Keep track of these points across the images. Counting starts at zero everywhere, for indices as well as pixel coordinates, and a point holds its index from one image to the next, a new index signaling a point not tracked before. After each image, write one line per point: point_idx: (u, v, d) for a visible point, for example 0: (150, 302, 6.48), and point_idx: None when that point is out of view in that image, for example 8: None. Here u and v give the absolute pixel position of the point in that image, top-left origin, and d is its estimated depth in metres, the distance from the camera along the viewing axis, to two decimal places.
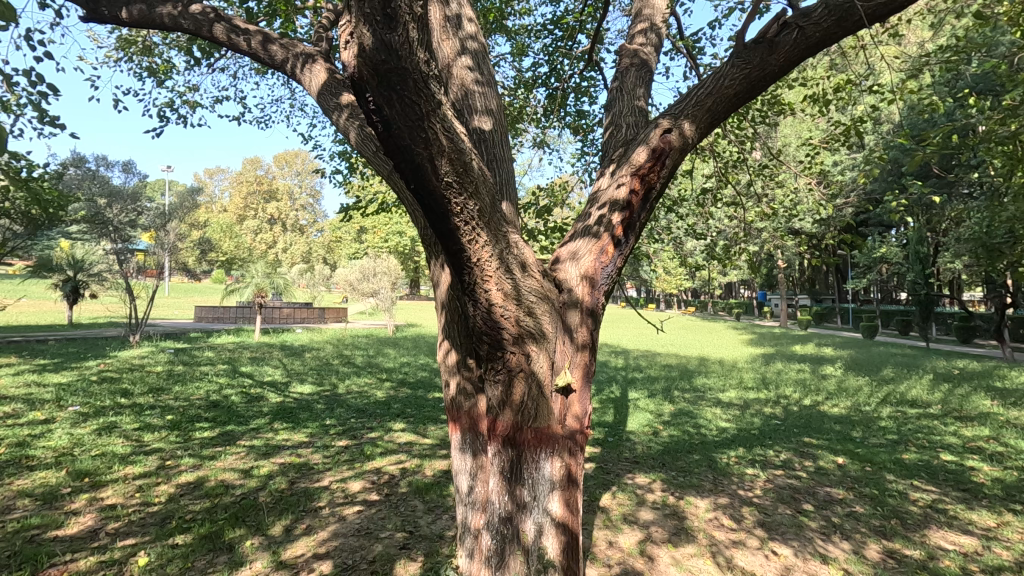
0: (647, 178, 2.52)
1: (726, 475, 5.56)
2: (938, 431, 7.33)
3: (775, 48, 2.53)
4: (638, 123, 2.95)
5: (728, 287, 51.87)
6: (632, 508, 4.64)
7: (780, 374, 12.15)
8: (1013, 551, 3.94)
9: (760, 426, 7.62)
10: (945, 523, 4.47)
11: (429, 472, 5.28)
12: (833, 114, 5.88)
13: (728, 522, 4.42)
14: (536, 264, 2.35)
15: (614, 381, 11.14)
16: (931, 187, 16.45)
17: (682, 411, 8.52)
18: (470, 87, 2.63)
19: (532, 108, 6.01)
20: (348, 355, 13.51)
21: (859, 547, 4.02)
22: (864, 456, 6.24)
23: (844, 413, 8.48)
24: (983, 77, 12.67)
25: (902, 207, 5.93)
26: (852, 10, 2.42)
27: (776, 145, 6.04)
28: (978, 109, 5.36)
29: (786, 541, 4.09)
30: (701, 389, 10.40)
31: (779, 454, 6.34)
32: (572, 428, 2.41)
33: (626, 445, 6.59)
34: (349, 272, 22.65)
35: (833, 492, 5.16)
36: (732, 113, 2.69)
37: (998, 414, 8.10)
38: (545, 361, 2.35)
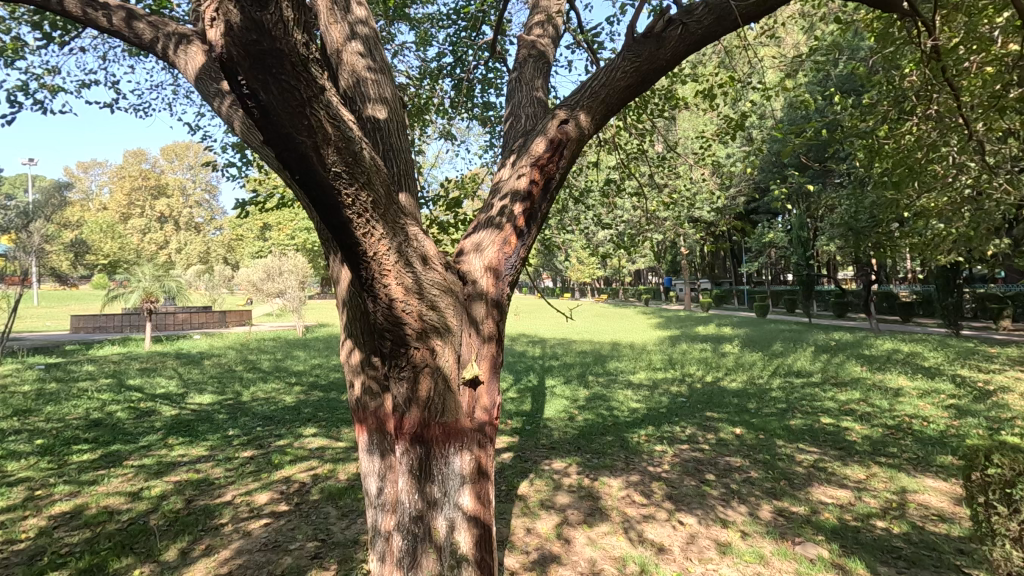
0: (546, 169, 2.54)
1: (637, 453, 5.84)
2: (819, 397, 8.14)
3: (662, 42, 2.63)
4: (537, 113, 2.97)
5: (637, 275, 54.20)
6: (550, 493, 4.75)
7: (684, 353, 12.95)
8: (879, 499, 4.46)
9: (668, 404, 8.08)
10: (825, 479, 4.96)
11: (343, 476, 5.09)
12: (722, 109, 6.28)
13: (639, 498, 4.64)
14: (437, 256, 2.31)
15: (531, 370, 11.37)
16: (808, 177, 18.17)
17: (596, 395, 8.81)
18: (362, 74, 2.52)
19: (439, 98, 5.89)
20: (254, 360, 12.74)
21: (753, 509, 4.37)
22: (758, 425, 6.77)
23: (740, 387, 9.18)
24: (848, 78, 14.16)
25: (784, 195, 6.46)
26: (727, 11, 2.59)
27: (673, 138, 6.38)
28: (844, 105, 5.93)
29: (692, 511, 4.36)
30: (614, 372, 10.87)
31: (685, 429, 6.76)
32: (481, 420, 2.41)
33: (543, 432, 6.73)
34: (253, 273, 21.29)
35: (731, 461, 5.57)
36: (624, 105, 2.77)
37: (867, 379, 9.15)
38: (450, 355, 2.31)
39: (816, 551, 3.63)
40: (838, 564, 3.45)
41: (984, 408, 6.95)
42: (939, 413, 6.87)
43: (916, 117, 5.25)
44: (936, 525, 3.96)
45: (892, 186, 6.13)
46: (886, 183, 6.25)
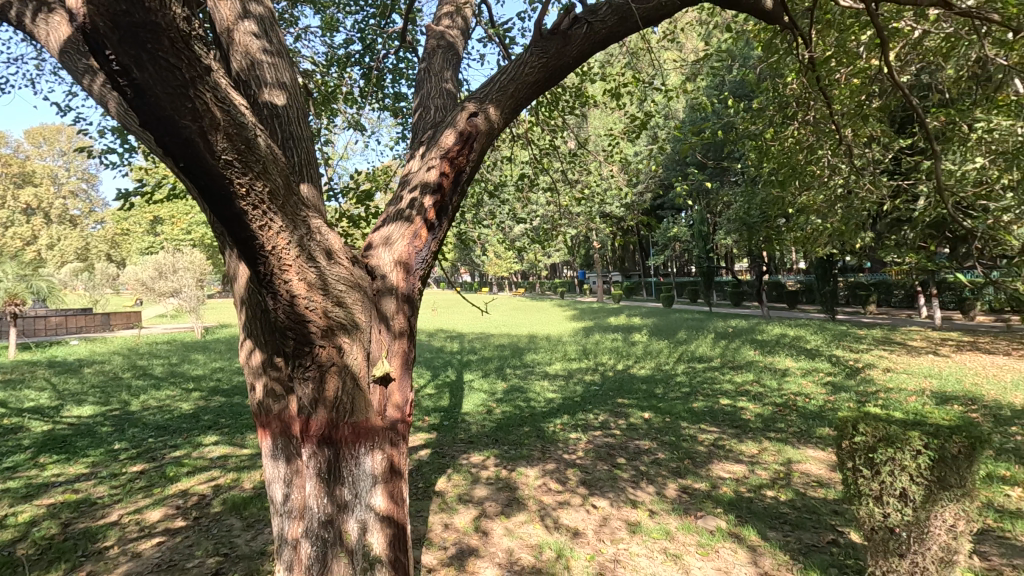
0: (456, 161, 2.52)
1: (553, 442, 5.99)
2: (718, 380, 8.77)
3: (569, 40, 2.69)
4: (447, 105, 2.93)
5: (553, 268, 55.44)
6: (468, 487, 4.76)
7: (597, 344, 13.44)
8: (769, 471, 4.88)
9: (582, 393, 8.36)
10: (723, 456, 5.36)
11: (248, 485, 4.80)
12: (629, 109, 6.55)
13: (554, 485, 4.77)
14: (343, 251, 2.23)
15: (449, 365, 11.31)
16: (707, 175, 19.44)
17: (514, 387, 8.93)
18: (257, 56, 2.36)
19: (347, 87, 5.66)
20: (144, 366, 11.67)
21: (660, 488, 4.63)
22: (665, 409, 7.17)
23: (649, 373, 9.69)
24: (740, 84, 15.28)
25: (685, 192, 6.86)
26: (627, 13, 2.69)
27: (584, 135, 6.57)
28: (737, 109, 6.38)
29: (604, 494, 4.54)
30: (531, 364, 11.07)
31: (598, 416, 7.02)
32: (393, 417, 2.36)
33: (461, 427, 6.72)
34: (141, 271, 19.49)
35: (640, 444, 5.86)
36: (532, 101, 2.80)
37: (759, 361, 9.98)
38: (359, 353, 2.24)
39: (715, 523, 3.91)
40: (734, 533, 3.73)
41: (854, 384, 7.81)
42: (818, 390, 7.64)
43: (797, 122, 5.77)
44: (816, 490, 4.40)
45: (778, 185, 6.69)
46: (773, 182, 6.81)
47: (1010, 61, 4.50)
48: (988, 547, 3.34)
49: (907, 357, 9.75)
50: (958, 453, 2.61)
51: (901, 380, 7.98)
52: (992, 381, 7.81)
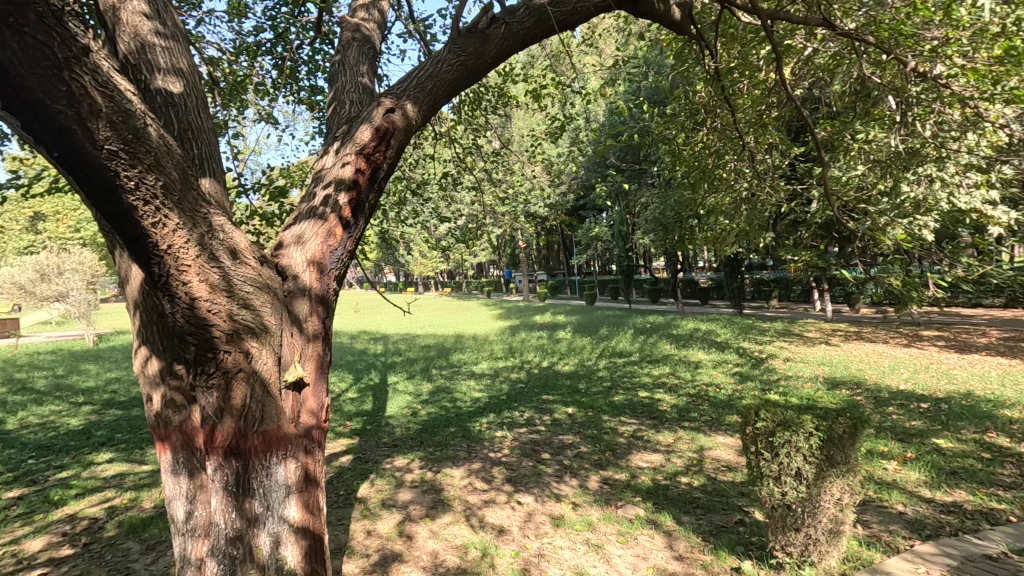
0: (373, 158, 2.46)
1: (479, 441, 5.98)
2: (637, 374, 9.14)
3: (487, 39, 2.70)
4: (363, 100, 2.84)
5: (479, 267, 55.49)
6: (391, 492, 4.65)
7: (523, 342, 13.61)
8: (683, 459, 5.15)
9: (508, 391, 8.43)
10: (642, 446, 5.59)
11: (148, 504, 4.42)
12: (550, 110, 6.67)
13: (480, 484, 4.77)
14: (249, 250, 2.11)
15: (372, 368, 11.01)
16: (626, 177, 20.21)
17: (440, 388, 8.85)
18: (148, 39, 2.18)
19: (258, 77, 5.36)
20: (23, 379, 10.45)
21: (583, 481, 4.75)
22: (588, 404, 7.38)
23: (572, 370, 9.92)
24: (654, 90, 16.01)
25: (605, 193, 7.09)
26: (543, 17, 2.73)
27: (506, 136, 6.62)
28: (651, 114, 6.68)
29: (529, 490, 4.60)
30: (457, 364, 11.01)
31: (523, 414, 7.10)
32: (307, 424, 2.28)
33: (385, 431, 6.57)
34: (18, 273, 17.43)
35: (564, 439, 5.99)
36: (450, 100, 2.78)
37: (674, 355, 10.49)
38: (269, 358, 2.13)
39: (634, 511, 4.07)
40: (651, 520, 3.90)
41: (758, 373, 8.42)
42: (727, 381, 8.16)
43: (706, 129, 6.13)
44: (725, 474, 4.70)
45: (689, 187, 7.08)
46: (685, 184, 7.19)
47: (885, 80, 5.02)
48: (870, 516, 3.72)
49: (803, 347, 10.64)
50: (843, 433, 2.87)
51: (799, 368, 8.69)
52: (873, 366, 8.70)
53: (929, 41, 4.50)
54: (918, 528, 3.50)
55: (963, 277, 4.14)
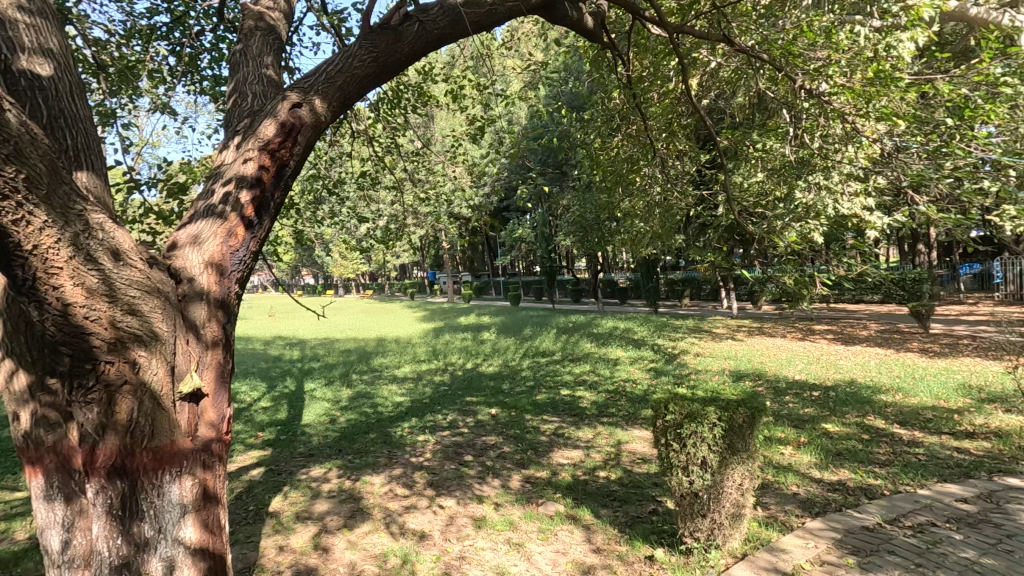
0: (278, 154, 2.34)
1: (400, 446, 5.86)
2: (559, 373, 9.34)
3: (399, 37, 2.65)
4: (267, 93, 2.69)
5: (402, 268, 54.46)
6: (307, 504, 4.45)
7: (447, 344, 13.50)
8: (601, 453, 5.32)
9: (431, 394, 8.33)
10: (563, 443, 5.72)
11: (22, 535, 3.95)
12: (471, 112, 6.67)
13: (401, 490, 4.67)
14: (135, 251, 1.94)
15: (287, 375, 10.49)
16: (548, 180, 20.63)
17: (360, 393, 8.57)
18: (11, 16, 1.96)
19: (153, 64, 4.95)
20: None
21: (505, 481, 4.78)
22: (511, 404, 7.44)
23: (496, 370, 9.97)
24: (574, 96, 16.46)
25: (526, 195, 7.19)
26: (458, 17, 2.73)
27: (426, 135, 6.54)
28: (570, 119, 6.85)
29: (451, 493, 4.56)
30: (379, 369, 10.73)
31: (446, 417, 7.04)
32: (207, 437, 2.11)
33: (300, 440, 6.28)
34: None
35: (487, 440, 6.00)
36: (363, 96, 2.70)
37: (594, 353, 10.83)
38: (161, 368, 1.96)
39: (554, 508, 4.15)
40: (571, 515, 3.99)
41: (671, 369, 8.87)
42: (643, 376, 8.52)
43: (620, 135, 6.37)
44: (640, 467, 4.90)
45: (606, 191, 7.33)
46: (602, 188, 7.44)
47: (778, 95, 5.45)
48: (768, 498, 4.01)
49: (712, 343, 11.34)
50: (742, 422, 3.08)
51: (707, 362, 9.24)
52: (772, 359, 9.41)
53: (814, 61, 4.94)
54: (808, 506, 3.83)
55: (845, 276, 4.57)
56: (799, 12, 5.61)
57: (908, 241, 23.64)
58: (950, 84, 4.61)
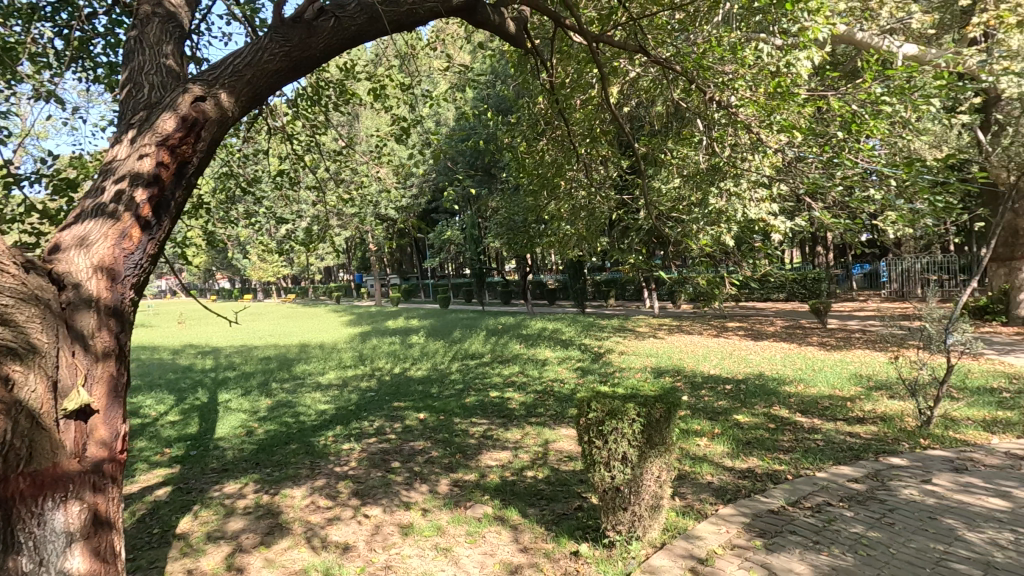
0: (178, 150, 2.21)
1: (323, 456, 5.65)
2: (489, 374, 9.36)
3: (314, 31, 2.56)
4: (167, 83, 2.51)
5: (327, 270, 52.57)
6: (220, 522, 4.19)
7: (374, 348, 13.17)
8: (529, 453, 5.38)
9: (357, 401, 8.08)
10: (491, 445, 5.72)
11: None
12: (395, 111, 6.55)
13: (323, 502, 4.50)
14: (6, 255, 1.80)
15: (199, 385, 9.83)
16: (476, 182, 20.65)
17: (280, 403, 8.17)
18: None
19: (36, 47, 4.48)
20: None
21: (433, 486, 4.72)
22: (440, 408, 7.36)
23: (425, 374, 9.84)
24: (501, 99, 16.60)
25: (453, 197, 7.15)
26: (376, 15, 2.66)
27: (349, 134, 6.35)
28: (496, 122, 6.89)
29: (377, 502, 4.45)
30: (301, 376, 10.29)
31: (373, 423, 6.86)
32: (96, 457, 1.94)
33: (214, 455, 5.90)
34: None
35: (415, 445, 5.90)
36: (274, 91, 2.60)
37: (524, 354, 10.95)
38: (39, 383, 1.78)
39: (482, 510, 4.14)
40: (499, 516, 4.00)
41: (597, 367, 9.13)
42: (570, 376, 8.71)
43: (546, 139, 6.47)
44: (566, 465, 5.00)
45: (532, 194, 7.43)
46: (528, 191, 7.54)
47: (692, 105, 5.75)
48: (685, 488, 4.22)
49: (635, 341, 11.79)
50: (659, 417, 3.23)
51: (631, 360, 9.59)
52: (690, 356, 9.92)
53: (723, 75, 5.25)
54: (721, 494, 4.07)
55: (751, 276, 4.90)
56: (710, 27, 5.95)
57: (808, 243, 25.74)
58: (839, 100, 5.05)
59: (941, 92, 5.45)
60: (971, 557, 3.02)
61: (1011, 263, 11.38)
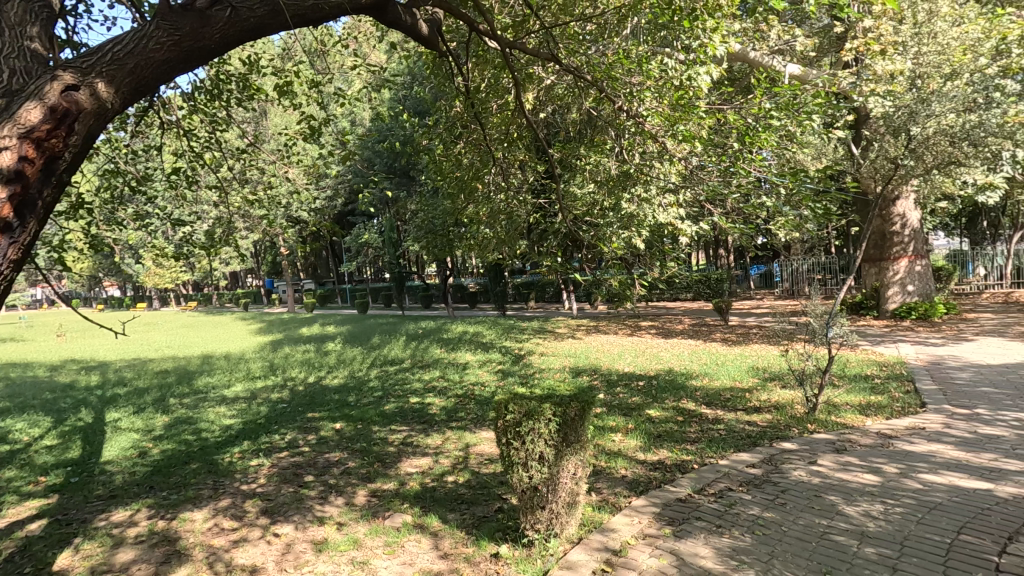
0: (47, 144, 2.04)
1: (228, 474, 5.28)
2: (409, 380, 9.20)
3: (207, 21, 2.48)
4: (30, 69, 2.24)
5: (233, 276, 49.40)
6: (106, 555, 3.80)
7: (287, 357, 12.53)
8: (450, 458, 5.33)
9: (267, 413, 7.64)
10: (411, 452, 5.61)
11: None
12: (304, 109, 6.27)
13: (228, 523, 4.21)
14: None
15: (83, 404, 8.87)
16: (394, 184, 20.28)
17: (179, 420, 7.55)
18: None
19: None
20: None
21: (349, 498, 4.55)
22: (357, 416, 7.12)
23: (342, 382, 9.50)
24: (418, 100, 16.41)
25: (369, 199, 6.95)
26: (278, 8, 2.60)
27: (253, 131, 6.00)
28: (412, 123, 6.79)
29: (288, 519, 4.22)
30: (204, 390, 9.57)
31: (284, 436, 6.52)
32: None
33: (99, 481, 5.34)
34: None
35: (330, 457, 5.67)
36: (162, 81, 2.49)
37: (444, 358, 10.86)
38: None
39: (401, 519, 4.05)
40: (418, 524, 3.94)
41: (518, 369, 9.24)
42: (491, 379, 8.75)
43: (463, 143, 6.45)
44: (487, 467, 5.01)
45: (450, 197, 7.39)
46: (446, 194, 7.49)
47: (603, 114, 5.96)
48: (601, 483, 4.36)
49: (554, 342, 12.05)
50: (574, 416, 3.30)
51: (550, 361, 9.79)
52: (606, 354, 10.30)
53: (631, 85, 5.49)
54: (634, 486, 4.25)
55: (659, 277, 5.15)
56: (619, 40, 6.22)
57: (712, 246, 27.56)
58: (735, 114, 5.44)
59: (820, 109, 6.03)
60: (849, 529, 3.35)
61: (880, 264, 12.82)
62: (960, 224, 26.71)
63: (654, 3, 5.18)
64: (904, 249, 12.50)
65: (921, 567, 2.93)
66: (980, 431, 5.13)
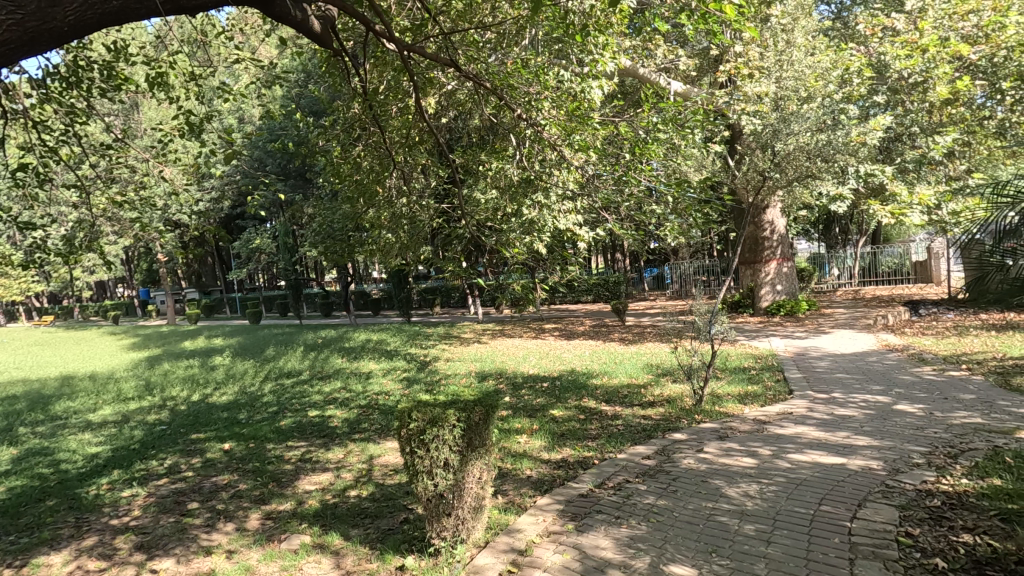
0: None
1: (95, 509, 4.69)
2: (307, 393, 8.72)
3: (59, 2, 2.42)
4: None
5: (100, 284, 44.12)
6: None
7: (165, 374, 11.38)
8: (352, 471, 5.13)
9: (142, 438, 6.89)
10: (310, 469, 5.33)
11: None
12: (183, 104, 5.75)
13: (94, 565, 3.74)
14: None
15: None
16: (288, 187, 19.44)
17: (29, 452, 6.57)
18: None
19: None
20: None
21: (241, 523, 4.23)
22: (248, 435, 6.63)
23: (230, 399, 8.79)
24: (314, 100, 15.74)
25: (258, 201, 6.50)
26: None
27: (121, 126, 5.39)
28: (305, 123, 6.45)
29: (169, 552, 3.84)
30: (63, 416, 8.42)
31: (163, 462, 5.92)
32: None
33: None
34: None
35: (217, 480, 5.23)
36: (3, 59, 2.47)
37: (346, 368, 10.43)
38: None
39: (299, 540, 3.83)
40: (318, 544, 3.74)
41: (423, 376, 9.10)
42: (395, 387, 8.52)
43: (362, 145, 6.22)
44: (392, 479, 4.87)
45: (349, 202, 7.10)
46: (344, 198, 7.17)
47: (504, 121, 6.02)
48: (507, 485, 4.41)
49: (460, 348, 12.01)
50: (478, 420, 3.32)
51: (456, 367, 9.74)
52: (512, 358, 10.44)
53: (531, 94, 5.60)
54: (539, 486, 4.34)
55: (559, 280, 5.31)
56: (518, 49, 6.36)
57: (609, 251, 29.02)
58: (627, 126, 5.75)
59: (700, 125, 6.55)
60: (732, 509, 3.66)
61: (755, 266, 14.15)
62: (819, 230, 30.20)
63: (550, 16, 5.36)
64: (773, 252, 13.94)
65: (790, 537, 3.26)
66: (836, 413, 5.83)
